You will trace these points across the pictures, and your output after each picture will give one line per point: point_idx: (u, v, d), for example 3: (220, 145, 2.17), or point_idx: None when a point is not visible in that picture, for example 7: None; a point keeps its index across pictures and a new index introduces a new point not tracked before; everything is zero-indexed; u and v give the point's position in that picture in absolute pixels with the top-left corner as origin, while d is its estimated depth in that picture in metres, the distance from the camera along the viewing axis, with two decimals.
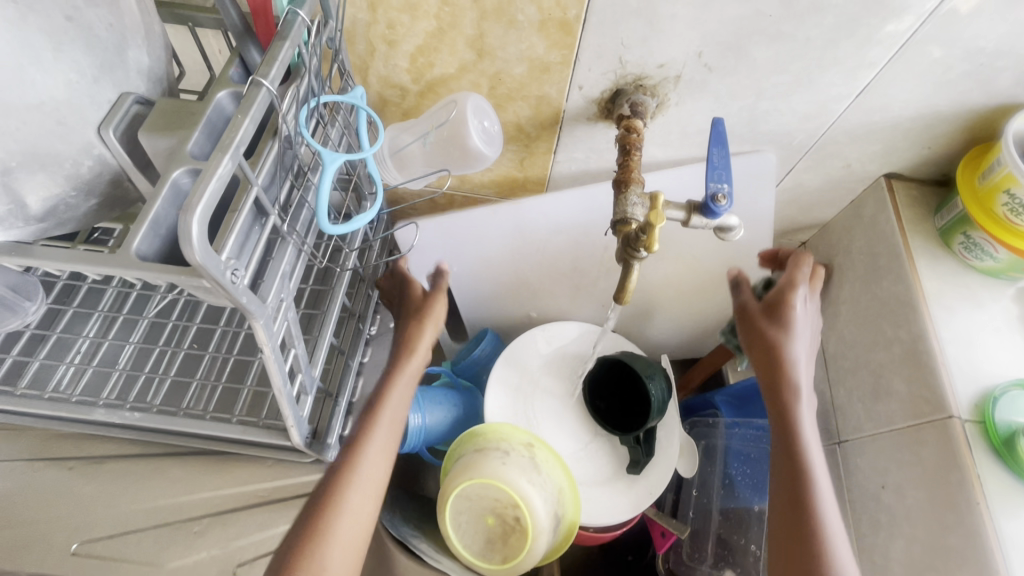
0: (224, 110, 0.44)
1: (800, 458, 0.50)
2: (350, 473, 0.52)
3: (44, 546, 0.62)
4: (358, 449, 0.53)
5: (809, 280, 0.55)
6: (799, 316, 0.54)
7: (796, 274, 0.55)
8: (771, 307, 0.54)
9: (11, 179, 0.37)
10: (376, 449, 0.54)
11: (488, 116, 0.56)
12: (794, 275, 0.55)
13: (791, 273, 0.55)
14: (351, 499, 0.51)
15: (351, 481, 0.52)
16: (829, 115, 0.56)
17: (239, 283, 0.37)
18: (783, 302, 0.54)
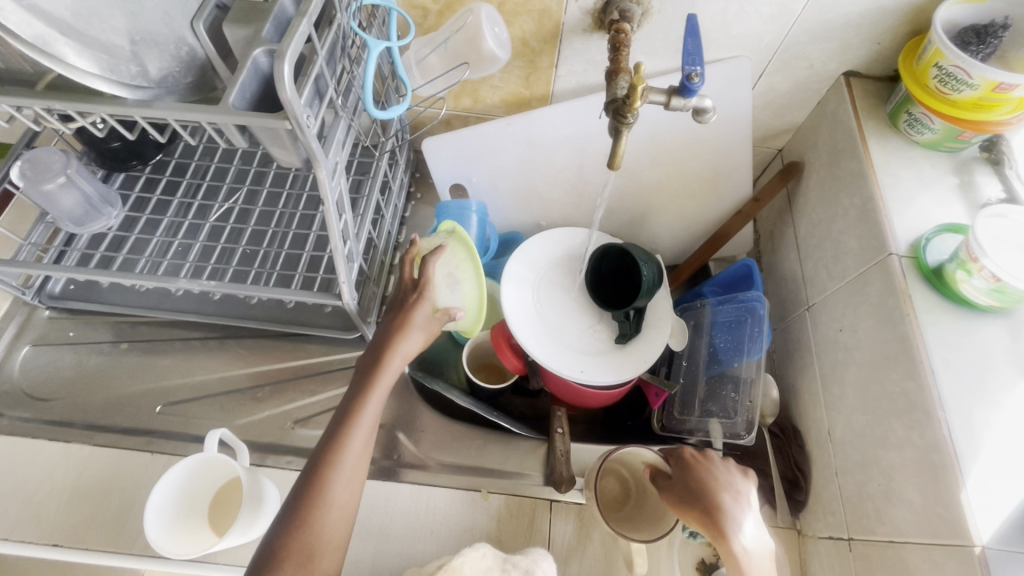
0: (286, 11, 0.53)
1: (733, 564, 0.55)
2: (387, 355, 0.60)
3: (133, 407, 0.74)
4: (400, 327, 0.62)
5: (714, 468, 0.60)
6: (722, 473, 0.60)
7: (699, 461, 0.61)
8: (694, 487, 0.59)
9: (134, 54, 0.48)
10: (413, 329, 0.63)
11: (499, 24, 0.67)
12: (697, 462, 0.61)
13: (693, 457, 0.62)
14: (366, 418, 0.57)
15: (390, 360, 0.60)
16: (790, 16, 0.65)
17: (309, 129, 0.48)
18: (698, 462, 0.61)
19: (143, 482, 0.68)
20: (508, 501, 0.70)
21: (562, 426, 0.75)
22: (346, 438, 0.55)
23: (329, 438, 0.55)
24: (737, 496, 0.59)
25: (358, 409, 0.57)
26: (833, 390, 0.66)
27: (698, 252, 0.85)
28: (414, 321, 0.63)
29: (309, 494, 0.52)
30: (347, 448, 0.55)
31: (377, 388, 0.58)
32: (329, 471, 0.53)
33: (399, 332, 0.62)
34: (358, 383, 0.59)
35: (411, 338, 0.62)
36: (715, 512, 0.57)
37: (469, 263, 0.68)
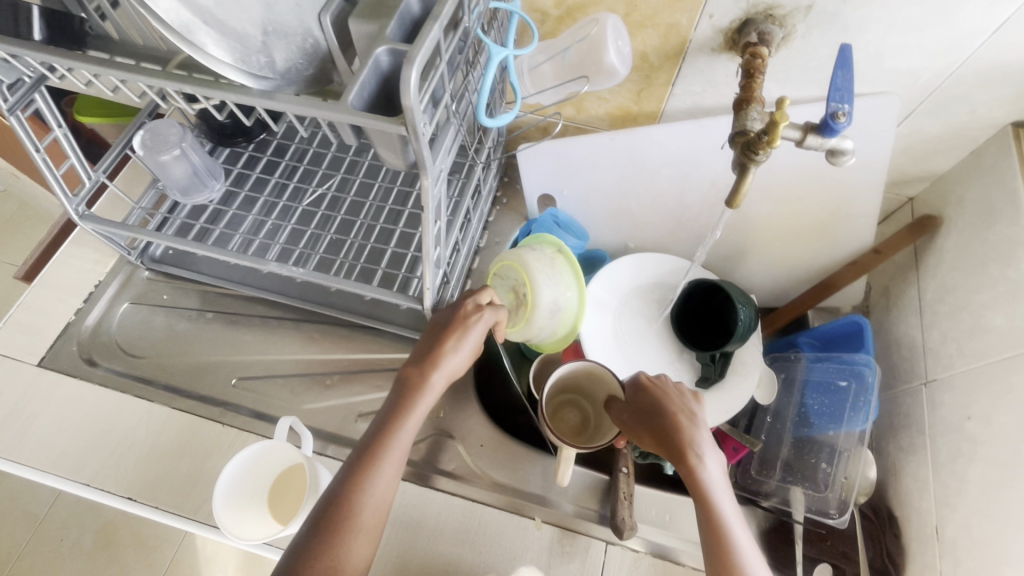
0: (411, 10, 0.51)
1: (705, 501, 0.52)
2: (454, 363, 0.60)
3: (211, 376, 0.77)
4: (462, 342, 0.60)
5: (666, 391, 0.60)
6: (677, 397, 0.59)
7: (654, 386, 0.60)
8: (652, 407, 0.59)
9: (267, 43, 0.48)
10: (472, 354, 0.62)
11: (623, 38, 0.63)
12: (649, 383, 0.61)
13: (646, 382, 0.61)
14: (430, 398, 0.58)
15: (432, 379, 0.58)
16: (962, 53, 0.56)
17: (424, 136, 0.47)
18: (648, 387, 0.60)
19: (213, 452, 0.71)
20: (561, 535, 0.67)
21: (627, 465, 0.69)
22: (411, 408, 0.56)
23: (393, 408, 0.57)
24: (693, 418, 0.57)
25: (426, 388, 0.57)
26: (949, 484, 0.58)
27: (799, 299, 0.79)
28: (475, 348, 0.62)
29: (375, 456, 0.53)
30: (413, 416, 0.56)
31: (441, 378, 0.59)
32: (394, 432, 0.55)
33: (461, 346, 0.60)
34: (428, 367, 0.58)
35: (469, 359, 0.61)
36: (672, 430, 0.55)
37: (578, 286, 0.71)
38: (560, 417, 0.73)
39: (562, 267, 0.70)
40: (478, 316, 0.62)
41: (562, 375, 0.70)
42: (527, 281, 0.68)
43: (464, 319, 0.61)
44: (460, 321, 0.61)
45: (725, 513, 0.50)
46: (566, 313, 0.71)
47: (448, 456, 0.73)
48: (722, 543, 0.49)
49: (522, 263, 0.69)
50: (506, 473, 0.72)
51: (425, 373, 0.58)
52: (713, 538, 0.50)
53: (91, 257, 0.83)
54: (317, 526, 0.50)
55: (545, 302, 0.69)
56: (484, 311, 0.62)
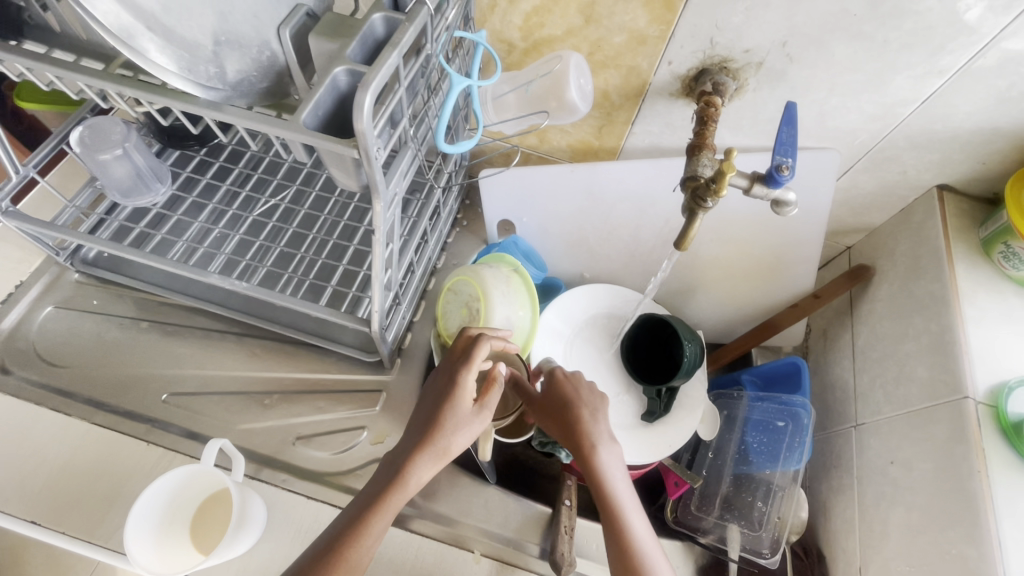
0: (375, 31, 0.51)
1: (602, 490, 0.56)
2: (437, 436, 0.56)
3: (140, 390, 0.72)
4: (445, 415, 0.57)
5: (577, 388, 0.63)
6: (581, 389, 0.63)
7: (565, 383, 0.63)
8: (561, 398, 0.62)
9: (218, 52, 0.47)
10: (463, 424, 0.57)
11: (585, 76, 0.64)
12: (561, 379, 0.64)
13: (558, 380, 0.64)
14: (416, 477, 0.55)
15: (415, 463, 0.55)
16: (894, 118, 0.61)
17: (377, 160, 0.46)
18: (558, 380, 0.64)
19: (134, 473, 0.66)
20: (500, 567, 0.66)
21: (571, 497, 0.70)
22: (395, 488, 0.54)
23: (373, 489, 0.55)
24: (594, 411, 0.60)
25: (410, 467, 0.55)
26: (872, 526, 0.60)
27: (744, 337, 0.81)
28: (464, 417, 0.57)
29: (354, 532, 0.52)
30: (394, 495, 0.54)
31: (427, 453, 0.55)
32: (379, 507, 0.53)
33: (440, 419, 0.57)
34: (413, 443, 0.56)
35: (461, 432, 0.57)
36: (575, 422, 0.59)
37: (530, 307, 0.74)
38: None
39: (518, 286, 0.73)
40: (457, 381, 0.58)
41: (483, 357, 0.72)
42: (481, 297, 0.71)
43: (444, 388, 0.59)
44: (442, 389, 0.59)
45: (623, 506, 0.54)
46: (518, 333, 0.73)
47: None
48: (623, 536, 0.54)
49: (476, 278, 0.72)
50: (448, 502, 0.70)
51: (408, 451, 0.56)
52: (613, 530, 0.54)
53: (16, 255, 0.78)
54: None
55: (496, 318, 0.71)
56: (461, 372, 0.58)
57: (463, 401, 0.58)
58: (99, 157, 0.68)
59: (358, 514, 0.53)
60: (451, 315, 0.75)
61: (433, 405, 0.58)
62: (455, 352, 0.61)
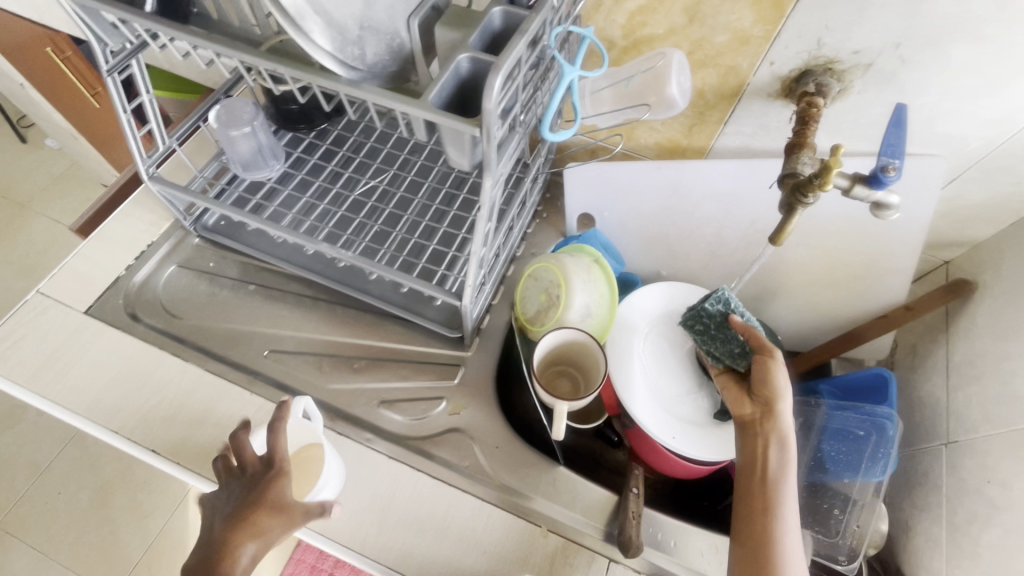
0: (494, 23, 0.55)
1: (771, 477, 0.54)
2: (251, 511, 0.58)
3: (245, 345, 0.80)
4: (268, 492, 0.58)
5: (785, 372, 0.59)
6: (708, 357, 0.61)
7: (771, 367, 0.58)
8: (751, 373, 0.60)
9: (362, 36, 0.52)
10: (276, 492, 0.59)
11: (685, 74, 0.65)
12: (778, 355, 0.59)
13: (768, 353, 0.59)
14: (239, 555, 0.56)
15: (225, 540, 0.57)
16: (1012, 126, 0.58)
17: (494, 139, 0.50)
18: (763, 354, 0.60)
19: (237, 419, 0.73)
20: (565, 546, 0.67)
21: (637, 486, 0.71)
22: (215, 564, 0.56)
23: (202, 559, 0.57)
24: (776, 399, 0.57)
25: (235, 545, 0.56)
26: (962, 546, 0.58)
27: (825, 344, 0.80)
28: (281, 488, 0.59)
29: None
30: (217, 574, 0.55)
31: (243, 529, 0.57)
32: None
33: (269, 497, 0.58)
34: (229, 525, 0.58)
35: (280, 503, 0.58)
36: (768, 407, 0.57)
37: (608, 297, 0.76)
38: (554, 384, 0.79)
39: (597, 276, 0.76)
40: (272, 474, 0.60)
41: (558, 342, 0.76)
42: (562, 284, 0.74)
43: (252, 486, 0.59)
44: (251, 489, 0.59)
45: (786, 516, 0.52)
46: (594, 321, 0.76)
47: (462, 453, 0.74)
48: (773, 515, 0.53)
49: (558, 266, 0.76)
50: (517, 476, 0.72)
51: (225, 532, 0.57)
52: (767, 510, 0.53)
53: (148, 218, 0.88)
54: None
55: (575, 305, 0.75)
56: (277, 474, 0.59)
57: (280, 494, 0.59)
58: (229, 134, 0.78)
59: None
60: (530, 298, 0.78)
61: (257, 481, 0.59)
62: (249, 463, 0.61)
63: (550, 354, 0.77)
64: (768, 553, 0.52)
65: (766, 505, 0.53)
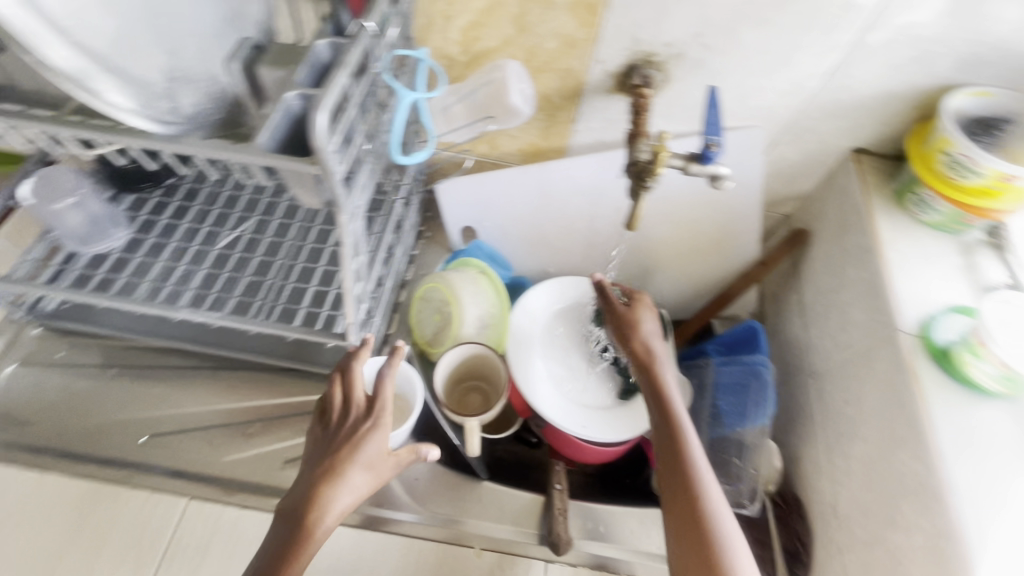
0: (323, 57, 0.52)
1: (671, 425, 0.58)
2: (355, 448, 0.58)
3: (118, 436, 0.72)
4: (370, 434, 0.59)
5: (649, 321, 0.66)
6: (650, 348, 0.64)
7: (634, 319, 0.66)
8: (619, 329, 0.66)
9: (171, 87, 0.48)
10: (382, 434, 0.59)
11: (525, 81, 0.69)
12: (640, 309, 0.67)
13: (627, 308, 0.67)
14: (343, 493, 0.56)
15: (331, 482, 0.56)
16: (804, 92, 0.67)
17: (337, 175, 0.48)
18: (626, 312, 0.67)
19: (119, 519, 0.65)
20: (501, 560, 0.67)
21: (561, 481, 0.73)
22: (325, 503, 0.55)
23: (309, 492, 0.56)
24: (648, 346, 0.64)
25: (338, 482, 0.56)
26: (838, 463, 0.65)
27: (704, 309, 0.86)
28: (386, 428, 0.60)
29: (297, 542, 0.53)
30: (319, 514, 0.54)
31: (349, 465, 0.57)
32: (313, 527, 0.54)
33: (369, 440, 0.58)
34: (320, 470, 0.57)
35: (378, 448, 0.58)
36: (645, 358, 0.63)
37: (499, 304, 0.78)
38: (464, 401, 0.78)
39: (485, 286, 0.77)
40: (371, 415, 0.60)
41: (459, 358, 0.76)
42: (451, 301, 0.75)
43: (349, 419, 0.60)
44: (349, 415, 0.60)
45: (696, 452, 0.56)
46: (490, 329, 0.78)
47: (381, 493, 0.70)
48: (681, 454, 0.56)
49: (445, 282, 0.76)
50: (442, 503, 0.71)
51: (324, 472, 0.57)
52: (676, 453, 0.56)
53: None
54: None
55: (468, 317, 0.76)
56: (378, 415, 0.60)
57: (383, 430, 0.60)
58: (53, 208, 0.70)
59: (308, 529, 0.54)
60: (424, 320, 0.78)
61: (356, 423, 0.60)
62: (355, 400, 0.61)
63: (454, 371, 0.77)
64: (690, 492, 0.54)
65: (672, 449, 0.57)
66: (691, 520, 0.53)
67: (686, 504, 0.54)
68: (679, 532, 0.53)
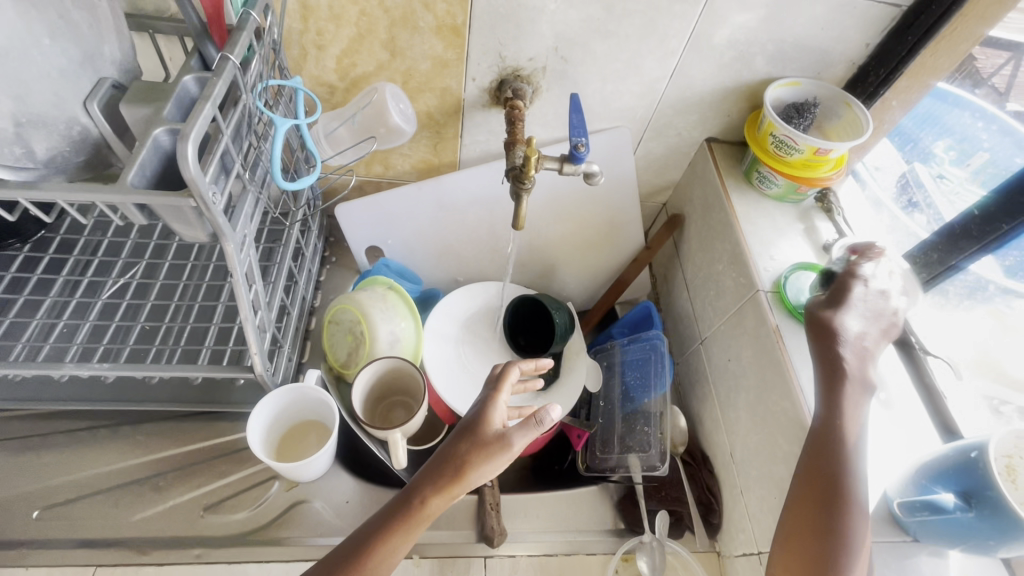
0: (191, 92, 0.53)
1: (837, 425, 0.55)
2: (458, 476, 0.53)
3: (4, 516, 0.65)
4: (480, 464, 0.53)
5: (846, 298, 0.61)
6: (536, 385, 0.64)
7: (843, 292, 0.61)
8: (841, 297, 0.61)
9: (22, 132, 0.47)
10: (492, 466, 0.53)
11: (404, 101, 0.72)
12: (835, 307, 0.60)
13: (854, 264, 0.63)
14: (432, 508, 0.53)
15: (428, 504, 0.53)
16: (656, 93, 0.76)
17: (218, 205, 0.49)
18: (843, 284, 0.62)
19: None
20: (441, 564, 0.69)
21: (492, 477, 0.74)
22: (418, 520, 0.52)
23: (402, 501, 0.53)
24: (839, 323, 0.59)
25: (428, 499, 0.53)
26: (730, 415, 0.73)
27: (603, 298, 0.92)
28: (497, 460, 0.54)
29: (374, 544, 0.51)
30: (410, 525, 0.52)
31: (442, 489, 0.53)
32: (403, 530, 0.52)
33: (472, 468, 0.53)
34: (425, 479, 0.54)
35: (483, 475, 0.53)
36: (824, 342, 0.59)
37: (412, 316, 0.79)
38: (388, 414, 0.79)
39: (395, 301, 0.78)
40: (503, 433, 0.54)
41: (375, 375, 0.76)
42: (362, 322, 0.75)
43: (485, 436, 0.54)
44: (473, 436, 0.54)
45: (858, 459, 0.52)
46: (405, 343, 0.78)
47: (312, 522, 0.69)
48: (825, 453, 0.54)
49: (354, 302, 0.76)
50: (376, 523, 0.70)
51: (428, 492, 0.53)
52: (820, 449, 0.54)
53: None
54: None
55: (380, 334, 0.76)
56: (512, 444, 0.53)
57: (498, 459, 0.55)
58: None
59: (392, 531, 0.52)
60: (337, 343, 0.78)
61: (472, 446, 0.54)
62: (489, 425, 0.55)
63: (372, 388, 0.76)
64: (826, 496, 0.52)
65: (817, 450, 0.54)
66: (817, 527, 0.51)
67: (810, 520, 0.52)
68: (792, 534, 0.53)
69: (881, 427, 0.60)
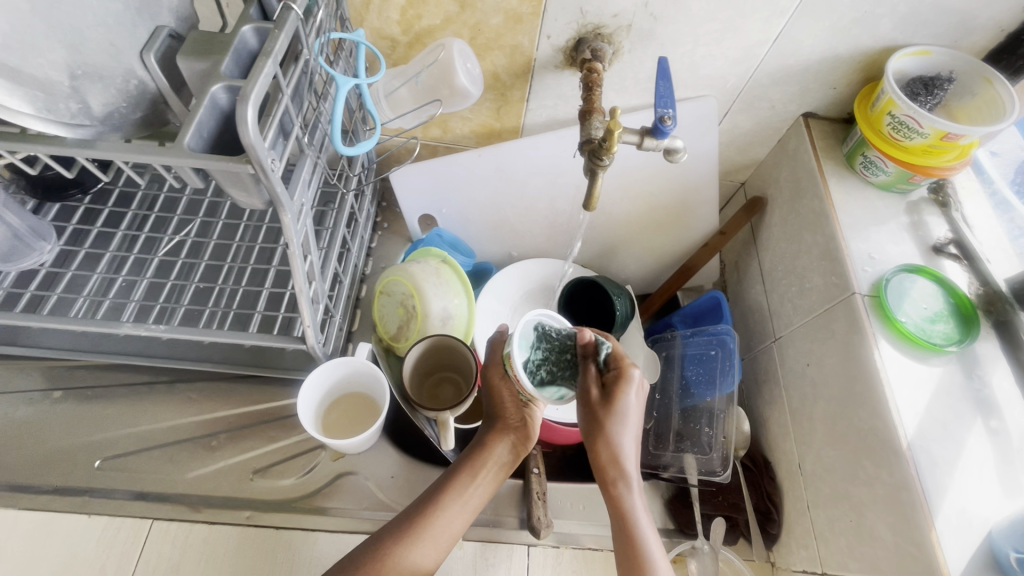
0: (249, 44, 0.48)
1: (626, 498, 0.49)
2: (512, 419, 0.57)
3: (68, 462, 0.68)
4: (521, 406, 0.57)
5: (634, 405, 0.50)
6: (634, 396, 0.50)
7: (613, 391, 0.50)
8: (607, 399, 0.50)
9: (77, 86, 0.44)
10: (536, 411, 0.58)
11: (471, 60, 0.66)
12: (620, 398, 0.49)
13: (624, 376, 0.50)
14: (498, 453, 0.56)
15: (494, 445, 0.56)
16: (754, 59, 0.67)
17: (276, 173, 0.45)
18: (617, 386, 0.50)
19: (80, 553, 0.63)
20: (484, 548, 0.68)
21: (538, 465, 0.71)
22: (486, 467, 0.56)
23: (473, 450, 0.56)
24: (626, 417, 0.49)
25: (492, 447, 0.56)
26: (803, 424, 0.67)
27: (668, 283, 0.87)
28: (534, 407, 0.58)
29: (450, 491, 0.54)
30: (482, 470, 0.55)
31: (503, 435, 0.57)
32: (477, 475, 0.55)
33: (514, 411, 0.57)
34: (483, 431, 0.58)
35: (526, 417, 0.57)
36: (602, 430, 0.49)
37: (465, 293, 0.75)
38: (436, 392, 0.75)
39: (449, 275, 0.74)
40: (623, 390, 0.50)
41: (424, 352, 0.72)
42: (413, 294, 0.72)
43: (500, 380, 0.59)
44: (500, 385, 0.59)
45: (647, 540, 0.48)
46: (456, 319, 0.74)
47: (357, 494, 0.69)
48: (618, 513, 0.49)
49: (404, 273, 0.73)
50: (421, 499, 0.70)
51: (485, 440, 0.57)
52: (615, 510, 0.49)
53: None
54: (366, 550, 0.51)
55: (433, 310, 0.72)
56: (630, 379, 0.50)
57: (519, 442, 0.57)
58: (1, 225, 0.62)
59: (464, 480, 0.55)
60: (388, 315, 0.75)
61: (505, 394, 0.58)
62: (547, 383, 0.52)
63: (422, 364, 0.73)
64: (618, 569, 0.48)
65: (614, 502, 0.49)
66: None
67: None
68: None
69: (988, 470, 0.53)
